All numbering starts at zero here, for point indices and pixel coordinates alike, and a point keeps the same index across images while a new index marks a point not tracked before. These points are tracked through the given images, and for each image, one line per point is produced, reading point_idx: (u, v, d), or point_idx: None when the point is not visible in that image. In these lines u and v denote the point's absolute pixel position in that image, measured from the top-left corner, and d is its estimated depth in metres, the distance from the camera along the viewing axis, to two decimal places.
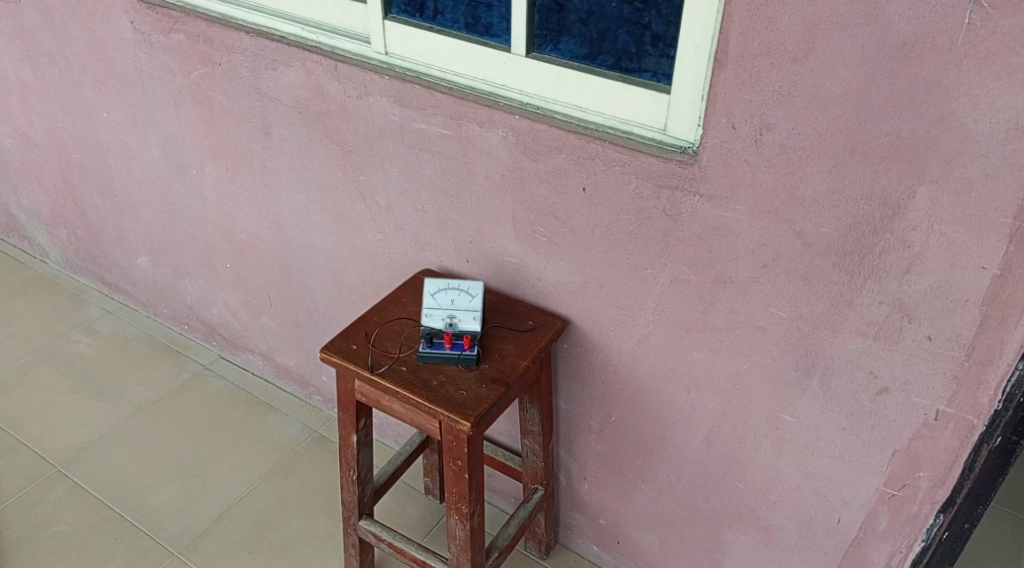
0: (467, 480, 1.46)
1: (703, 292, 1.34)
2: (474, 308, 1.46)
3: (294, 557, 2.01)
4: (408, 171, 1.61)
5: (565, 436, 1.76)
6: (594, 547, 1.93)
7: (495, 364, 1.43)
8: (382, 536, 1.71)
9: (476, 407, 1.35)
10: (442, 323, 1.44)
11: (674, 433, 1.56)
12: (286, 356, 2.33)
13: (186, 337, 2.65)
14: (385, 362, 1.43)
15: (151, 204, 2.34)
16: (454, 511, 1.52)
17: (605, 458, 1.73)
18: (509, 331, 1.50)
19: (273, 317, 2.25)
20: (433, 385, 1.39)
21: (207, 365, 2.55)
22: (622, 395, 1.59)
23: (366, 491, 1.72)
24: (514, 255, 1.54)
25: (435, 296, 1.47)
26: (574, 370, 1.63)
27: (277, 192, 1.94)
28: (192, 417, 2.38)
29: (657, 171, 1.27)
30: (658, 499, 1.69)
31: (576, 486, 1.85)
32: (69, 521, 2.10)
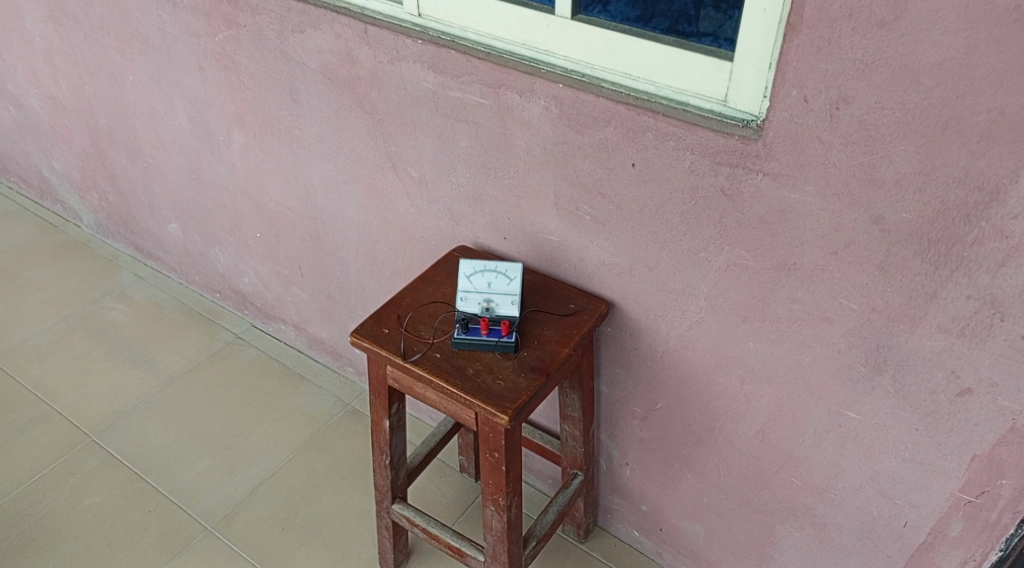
0: (504, 473, 1.38)
1: (764, 279, 1.23)
2: (512, 292, 1.36)
3: (327, 534, 1.96)
4: (443, 141, 1.50)
5: (608, 420, 1.67)
6: (635, 532, 1.86)
7: (534, 352, 1.34)
8: (416, 522, 1.65)
9: (515, 399, 1.26)
10: (479, 308, 1.36)
11: (724, 424, 1.46)
12: (318, 327, 2.27)
13: (219, 305, 2.60)
14: (418, 348, 1.35)
15: (179, 170, 2.27)
16: (490, 502, 1.44)
17: (649, 445, 1.64)
18: (549, 315, 1.40)
19: (305, 288, 2.18)
20: (469, 374, 1.30)
21: (239, 334, 2.50)
22: (669, 382, 1.49)
23: (399, 475, 1.65)
24: (555, 234, 1.44)
25: (471, 279, 1.37)
26: (618, 354, 1.53)
27: (307, 161, 1.85)
28: (225, 388, 2.34)
29: (717, 147, 1.15)
30: (705, 490, 1.60)
31: (617, 471, 1.76)
32: (104, 492, 2.08)
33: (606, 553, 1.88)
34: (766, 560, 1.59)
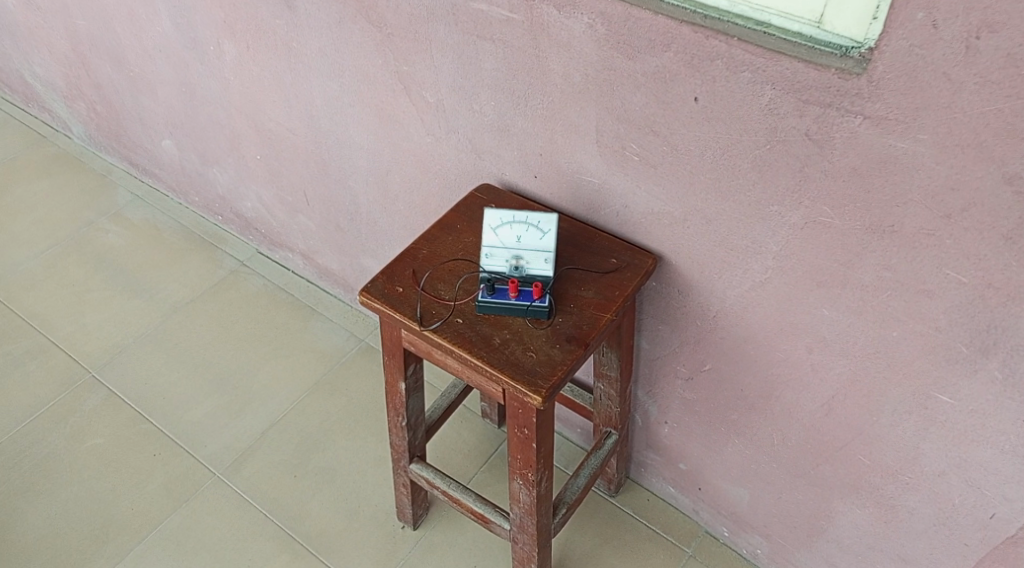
0: (535, 451, 1.22)
1: (849, 241, 1.02)
2: (546, 249, 1.16)
3: (342, 484, 1.81)
4: (463, 62, 1.27)
5: (647, 376, 1.50)
6: (670, 488, 1.72)
7: (571, 318, 1.15)
8: (436, 484, 1.51)
9: (550, 375, 1.09)
10: (507, 266, 1.17)
11: (784, 393, 1.29)
12: (327, 258, 2.09)
13: (220, 228, 2.41)
14: (437, 311, 1.16)
15: (168, 82, 2.04)
16: (518, 477, 1.29)
17: (692, 406, 1.47)
18: (587, 272, 1.21)
19: (311, 216, 1.99)
20: (496, 344, 1.13)
21: (244, 261, 2.31)
22: (722, 344, 1.31)
23: (417, 435, 1.50)
24: (595, 175, 1.23)
25: (498, 231, 1.17)
26: (662, 311, 1.35)
27: (308, 78, 1.62)
28: (229, 321, 2.15)
29: (807, 82, 0.93)
30: (755, 457, 1.44)
31: (654, 428, 1.61)
32: (107, 434, 1.91)
33: (638, 509, 1.76)
34: (819, 533, 1.45)
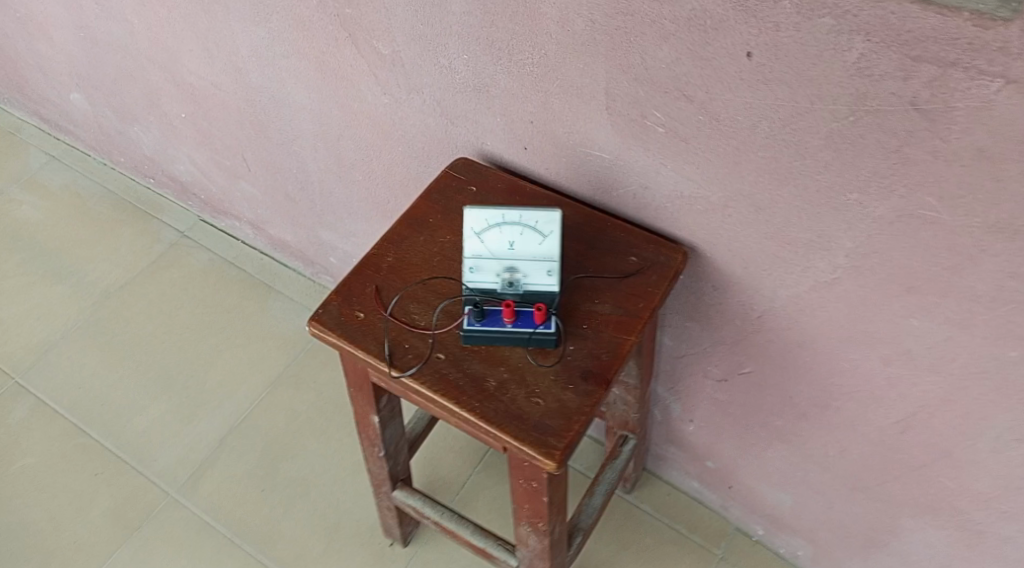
0: (546, 501, 0.99)
1: (959, 242, 0.76)
2: (549, 258, 0.89)
3: (317, 496, 1.58)
4: (423, 5, 0.97)
5: (669, 372, 1.26)
6: (694, 483, 1.50)
7: (584, 347, 0.90)
8: (426, 513, 1.28)
9: (564, 432, 0.84)
10: (499, 282, 0.91)
11: (846, 404, 1.05)
12: (280, 229, 1.79)
13: (155, 192, 2.08)
14: (412, 345, 0.90)
15: (65, 26, 1.69)
16: (524, 522, 1.07)
17: (725, 408, 1.23)
18: (600, 280, 0.95)
19: (255, 183, 1.68)
20: (492, 390, 0.87)
21: (185, 232, 2.00)
22: (767, 347, 1.06)
23: (399, 459, 1.26)
24: (604, 148, 0.94)
25: (483, 238, 0.89)
26: (690, 307, 1.09)
27: (228, 22, 1.29)
28: (173, 306, 1.87)
29: (921, 31, 0.64)
30: (802, 464, 1.22)
31: (676, 424, 1.37)
32: (38, 452, 1.65)
33: (658, 506, 1.54)
34: (878, 544, 1.25)
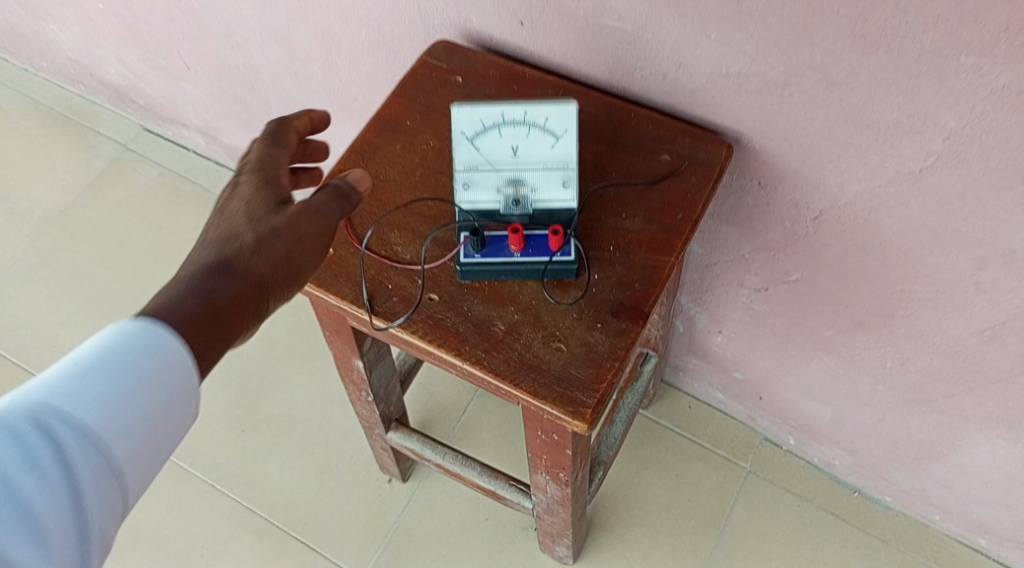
0: (569, 454, 0.83)
1: None
2: (565, 166, 0.71)
3: (304, 435, 1.42)
4: None
5: (696, 282, 1.08)
6: (719, 394, 1.33)
7: (611, 274, 0.72)
8: (425, 456, 1.12)
9: (594, 384, 0.67)
10: (501, 200, 0.72)
11: (917, 313, 0.88)
12: (235, 137, 1.52)
13: (87, 100, 1.77)
14: (397, 285, 0.72)
15: None
16: (542, 470, 0.91)
17: (763, 319, 1.07)
18: (625, 188, 0.77)
19: (198, 85, 1.41)
20: (500, 336, 0.70)
21: (128, 144, 1.71)
22: (822, 253, 0.88)
23: (391, 399, 1.09)
24: (626, 17, 0.74)
25: (478, 144, 0.70)
26: (728, 208, 0.90)
27: None
28: (122, 229, 1.61)
29: None
30: (852, 378, 1.07)
31: (701, 335, 1.21)
32: None
33: (679, 421, 1.37)
34: (933, 457, 1.12)
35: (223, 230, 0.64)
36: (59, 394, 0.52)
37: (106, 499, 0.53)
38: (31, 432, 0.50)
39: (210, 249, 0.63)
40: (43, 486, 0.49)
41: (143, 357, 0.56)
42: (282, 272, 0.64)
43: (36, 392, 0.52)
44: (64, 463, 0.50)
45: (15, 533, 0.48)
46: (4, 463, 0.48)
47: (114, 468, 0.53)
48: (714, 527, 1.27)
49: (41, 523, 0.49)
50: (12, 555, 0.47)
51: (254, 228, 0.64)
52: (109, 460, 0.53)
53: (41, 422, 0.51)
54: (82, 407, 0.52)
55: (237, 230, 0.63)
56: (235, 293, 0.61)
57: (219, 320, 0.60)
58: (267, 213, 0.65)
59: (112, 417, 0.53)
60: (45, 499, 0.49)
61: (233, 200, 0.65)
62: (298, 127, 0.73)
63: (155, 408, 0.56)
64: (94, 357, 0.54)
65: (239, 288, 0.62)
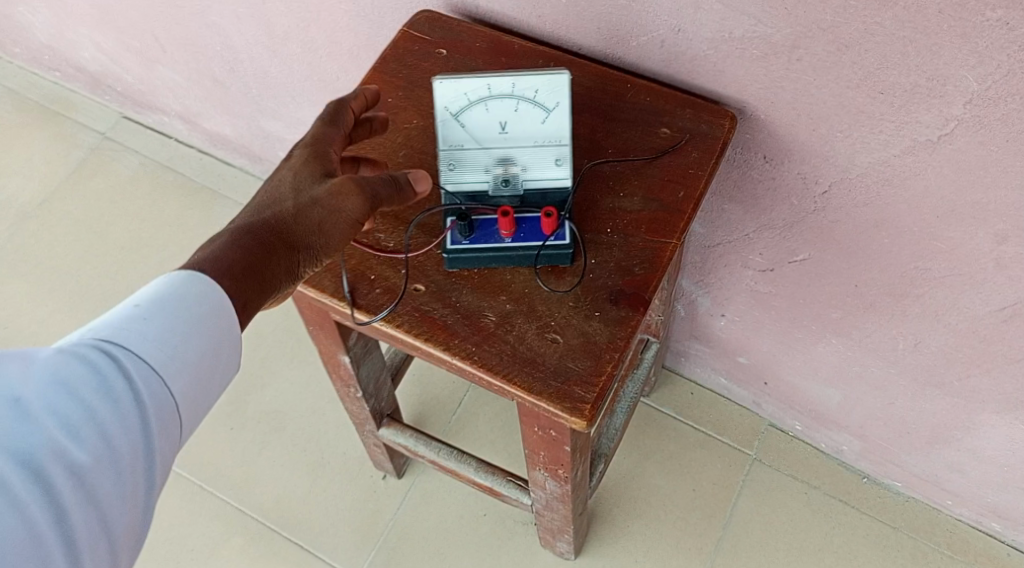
0: (568, 451, 0.78)
1: None
2: (558, 140, 0.67)
3: (294, 431, 1.36)
4: None
5: (699, 263, 1.03)
6: (722, 379, 1.29)
7: (609, 258, 0.67)
8: (420, 453, 1.07)
9: (593, 378, 0.62)
10: (490, 180, 0.69)
11: (932, 292, 0.84)
12: (216, 122, 1.47)
13: (62, 86, 1.70)
14: (380, 276, 0.67)
15: None
16: (540, 467, 0.87)
17: (768, 301, 1.02)
18: (622, 165, 0.71)
19: (175, 68, 1.35)
20: (492, 328, 0.65)
21: (105, 132, 1.65)
22: (832, 230, 0.83)
23: (382, 395, 1.04)
24: None
25: (464, 121, 0.67)
26: (731, 185, 0.85)
27: None
28: (101, 221, 1.56)
29: None
30: (861, 360, 1.02)
31: (703, 319, 1.16)
32: None
33: (681, 408, 1.33)
34: (947, 440, 1.07)
35: (272, 191, 0.62)
36: (121, 330, 0.51)
37: (171, 431, 0.52)
38: (99, 364, 0.49)
39: (253, 214, 0.61)
40: (114, 413, 0.48)
41: (199, 298, 0.55)
42: (322, 242, 0.61)
43: (98, 330, 0.51)
44: (130, 394, 0.49)
45: (92, 458, 0.47)
46: (82, 387, 0.47)
47: (177, 401, 0.52)
48: (719, 518, 1.23)
49: (116, 450, 0.48)
50: (88, 481, 0.47)
51: (297, 197, 0.61)
52: (173, 392, 0.52)
53: (107, 353, 0.50)
54: (146, 342, 0.52)
55: (278, 197, 0.61)
56: (273, 257, 0.59)
57: (257, 281, 0.58)
58: (310, 183, 0.62)
59: (175, 349, 0.53)
60: (119, 427, 0.48)
61: (281, 171, 0.63)
62: (354, 109, 0.69)
63: (213, 345, 0.55)
64: (150, 295, 0.54)
65: (277, 252, 0.60)
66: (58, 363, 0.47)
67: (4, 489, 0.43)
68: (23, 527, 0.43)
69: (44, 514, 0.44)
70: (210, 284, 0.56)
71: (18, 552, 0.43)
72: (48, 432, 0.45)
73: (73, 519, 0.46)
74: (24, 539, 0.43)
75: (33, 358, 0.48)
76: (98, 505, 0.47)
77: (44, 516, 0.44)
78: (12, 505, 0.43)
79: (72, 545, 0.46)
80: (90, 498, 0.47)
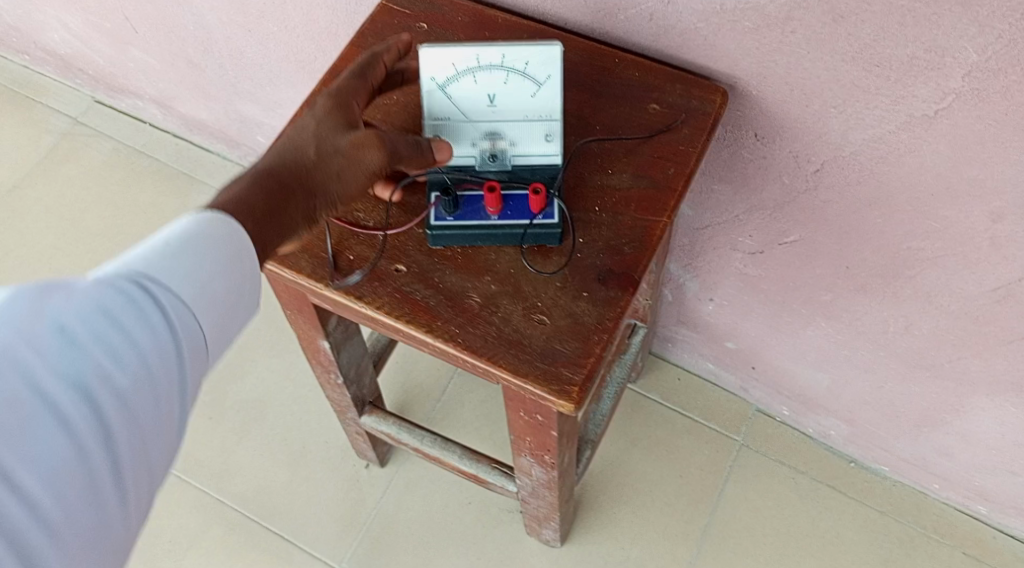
0: (554, 436, 0.76)
1: None
2: (548, 114, 0.65)
3: (274, 420, 1.33)
4: None
5: (687, 247, 1.01)
6: (709, 364, 1.28)
7: (596, 237, 0.65)
8: (402, 440, 1.05)
9: (581, 360, 0.60)
10: (477, 154, 0.67)
11: (925, 273, 0.82)
12: (190, 105, 1.43)
13: (31, 70, 1.66)
14: (359, 255, 0.65)
15: None
16: (526, 453, 0.85)
17: (757, 284, 1.01)
18: (610, 141, 0.69)
19: (147, 49, 1.31)
20: (476, 309, 0.63)
21: (76, 116, 1.61)
22: (823, 211, 0.81)
23: (364, 382, 1.02)
24: None
25: (452, 91, 0.65)
26: (720, 164, 0.84)
27: None
28: (73, 209, 1.51)
29: None
30: (851, 344, 1.01)
31: (691, 303, 1.14)
32: None
33: (668, 394, 1.31)
34: (935, 424, 1.07)
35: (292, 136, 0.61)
36: (154, 262, 0.48)
37: (200, 367, 0.50)
38: (137, 295, 0.46)
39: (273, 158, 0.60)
40: (154, 346, 0.46)
41: (224, 236, 0.52)
42: (338, 189, 0.60)
43: (131, 262, 0.48)
44: (165, 326, 0.47)
45: (134, 386, 0.45)
46: (124, 318, 0.45)
47: (207, 336, 0.51)
48: (707, 504, 1.22)
49: (155, 380, 0.46)
50: (132, 412, 0.45)
51: (317, 144, 0.60)
52: (204, 327, 0.50)
53: (145, 285, 0.47)
54: (180, 275, 0.49)
55: (301, 142, 0.60)
56: (292, 200, 0.58)
57: (278, 224, 0.57)
58: (333, 133, 0.60)
59: (209, 283, 0.50)
60: (157, 357, 0.46)
61: (303, 117, 0.62)
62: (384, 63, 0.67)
63: (240, 283, 0.53)
64: (183, 230, 0.51)
65: (295, 195, 0.58)
66: (99, 292, 0.45)
67: (52, 417, 0.41)
68: (72, 453, 0.41)
69: (93, 442, 0.43)
70: (237, 225, 0.54)
71: (67, 482, 0.41)
72: (94, 362, 0.43)
73: (117, 450, 0.44)
74: (70, 465, 0.41)
75: (70, 289, 0.44)
76: (140, 436, 0.45)
77: (93, 444, 0.43)
78: (58, 432, 0.41)
79: (117, 473, 0.44)
80: (134, 432, 0.45)
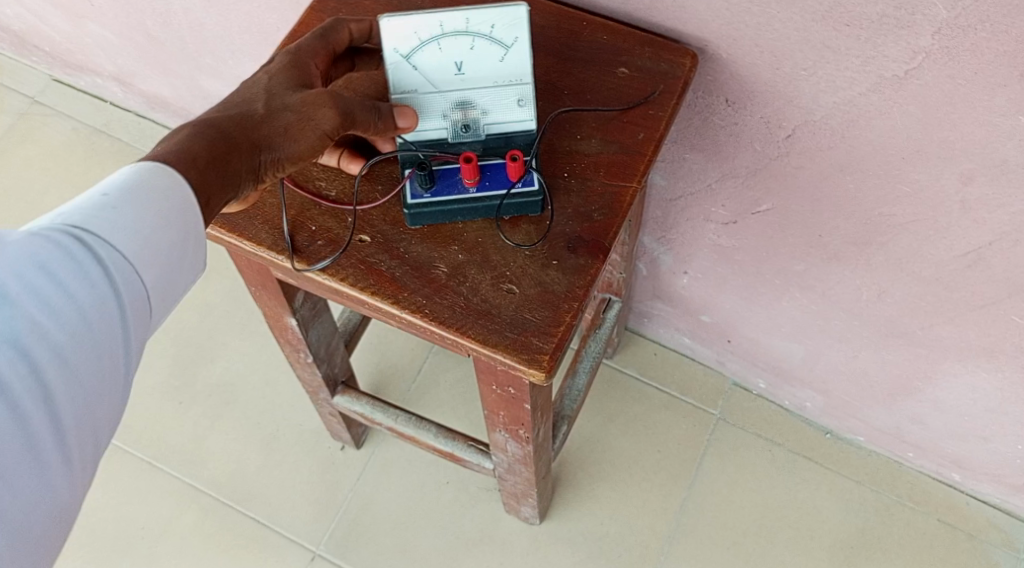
0: (527, 409, 0.76)
1: None
2: (518, 78, 0.63)
3: (246, 403, 1.31)
4: None
5: (660, 218, 1.01)
6: (685, 338, 1.27)
7: (567, 205, 0.64)
8: (376, 420, 1.03)
9: (550, 329, 0.59)
10: (449, 126, 0.64)
11: (897, 238, 0.82)
12: (153, 83, 1.39)
13: None
14: (323, 227, 0.63)
15: None
16: (500, 428, 0.84)
17: (730, 255, 1.00)
18: (580, 107, 0.68)
19: (105, 24, 1.28)
20: (442, 280, 0.61)
21: (35, 96, 1.56)
22: (795, 177, 0.81)
23: (335, 360, 1.00)
24: None
25: (417, 62, 0.62)
26: (691, 132, 0.82)
27: None
28: (35, 191, 1.48)
29: None
30: (825, 313, 1.01)
31: (666, 277, 1.13)
32: None
33: (644, 369, 1.31)
34: (909, 392, 1.07)
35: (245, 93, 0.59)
36: (92, 216, 0.47)
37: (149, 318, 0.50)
38: (74, 250, 0.46)
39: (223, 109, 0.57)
40: (92, 301, 0.46)
41: (168, 187, 0.50)
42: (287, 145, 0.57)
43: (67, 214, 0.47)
44: (105, 282, 0.47)
45: (71, 342, 0.45)
46: (59, 272, 0.45)
47: (156, 288, 0.50)
48: (684, 478, 1.22)
49: (94, 336, 0.46)
50: (71, 366, 0.45)
51: (269, 101, 0.58)
52: (151, 280, 0.49)
53: (83, 240, 0.46)
54: (119, 230, 0.48)
55: (250, 98, 0.58)
56: (236, 151, 0.55)
57: (221, 176, 0.54)
58: (283, 90, 0.59)
59: (151, 236, 0.49)
60: (96, 312, 0.46)
61: (258, 75, 0.60)
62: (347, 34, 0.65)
63: (188, 237, 0.52)
64: (122, 181, 0.49)
65: (240, 146, 0.55)
66: (32, 247, 0.44)
67: None
68: (5, 408, 0.42)
69: (28, 397, 0.43)
70: (178, 175, 0.51)
71: (2, 439, 0.42)
72: (28, 317, 0.44)
73: (58, 402, 0.45)
74: (6, 419, 0.42)
75: (2, 244, 0.44)
76: (83, 389, 0.46)
77: (30, 399, 0.43)
78: None
79: (58, 429, 0.45)
80: (76, 385, 0.45)
